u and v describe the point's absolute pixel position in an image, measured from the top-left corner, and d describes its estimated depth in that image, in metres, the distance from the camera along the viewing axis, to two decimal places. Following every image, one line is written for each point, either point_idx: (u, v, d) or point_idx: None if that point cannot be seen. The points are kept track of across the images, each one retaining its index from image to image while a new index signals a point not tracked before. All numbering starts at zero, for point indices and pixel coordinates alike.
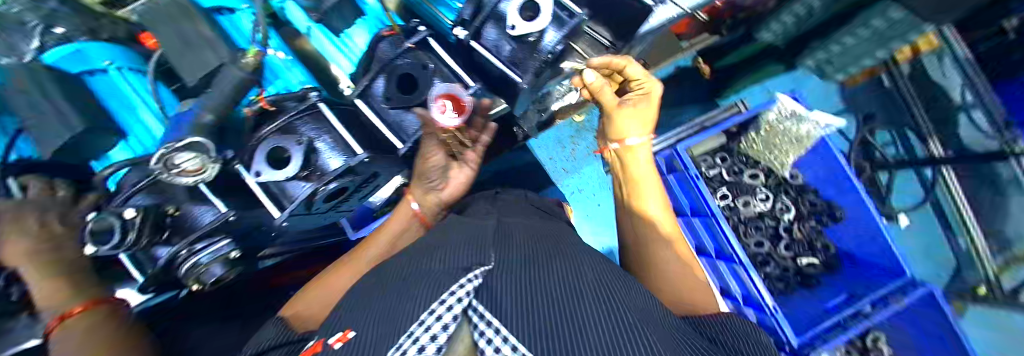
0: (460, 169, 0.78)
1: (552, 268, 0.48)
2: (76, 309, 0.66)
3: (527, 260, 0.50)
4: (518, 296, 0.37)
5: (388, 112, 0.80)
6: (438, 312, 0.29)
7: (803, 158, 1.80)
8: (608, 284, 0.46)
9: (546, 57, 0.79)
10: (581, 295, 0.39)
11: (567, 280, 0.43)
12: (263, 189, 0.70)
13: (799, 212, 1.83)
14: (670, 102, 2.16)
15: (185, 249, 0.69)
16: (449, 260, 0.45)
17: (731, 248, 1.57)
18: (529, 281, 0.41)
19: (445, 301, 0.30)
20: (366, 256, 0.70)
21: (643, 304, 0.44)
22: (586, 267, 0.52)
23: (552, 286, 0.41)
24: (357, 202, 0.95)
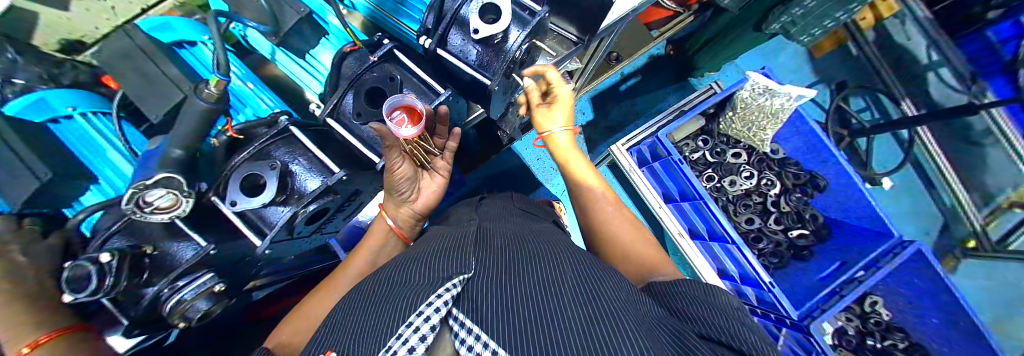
0: (431, 176, 0.89)
1: (530, 268, 0.48)
2: (42, 337, 0.66)
3: (505, 262, 0.51)
4: (501, 296, 0.37)
5: (359, 128, 0.80)
6: (418, 323, 0.28)
7: (780, 132, 1.84)
8: (588, 277, 0.47)
9: (512, 55, 0.77)
10: (557, 292, 0.39)
11: (540, 278, 0.44)
12: (240, 217, 0.70)
13: (784, 185, 1.86)
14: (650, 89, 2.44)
15: (167, 287, 0.68)
16: (425, 270, 0.45)
17: (721, 228, 1.59)
18: (508, 284, 0.41)
19: (430, 305, 0.29)
20: (347, 274, 0.72)
21: (625, 293, 0.45)
22: (566, 263, 0.52)
23: (522, 283, 0.42)
24: (342, 221, 0.95)
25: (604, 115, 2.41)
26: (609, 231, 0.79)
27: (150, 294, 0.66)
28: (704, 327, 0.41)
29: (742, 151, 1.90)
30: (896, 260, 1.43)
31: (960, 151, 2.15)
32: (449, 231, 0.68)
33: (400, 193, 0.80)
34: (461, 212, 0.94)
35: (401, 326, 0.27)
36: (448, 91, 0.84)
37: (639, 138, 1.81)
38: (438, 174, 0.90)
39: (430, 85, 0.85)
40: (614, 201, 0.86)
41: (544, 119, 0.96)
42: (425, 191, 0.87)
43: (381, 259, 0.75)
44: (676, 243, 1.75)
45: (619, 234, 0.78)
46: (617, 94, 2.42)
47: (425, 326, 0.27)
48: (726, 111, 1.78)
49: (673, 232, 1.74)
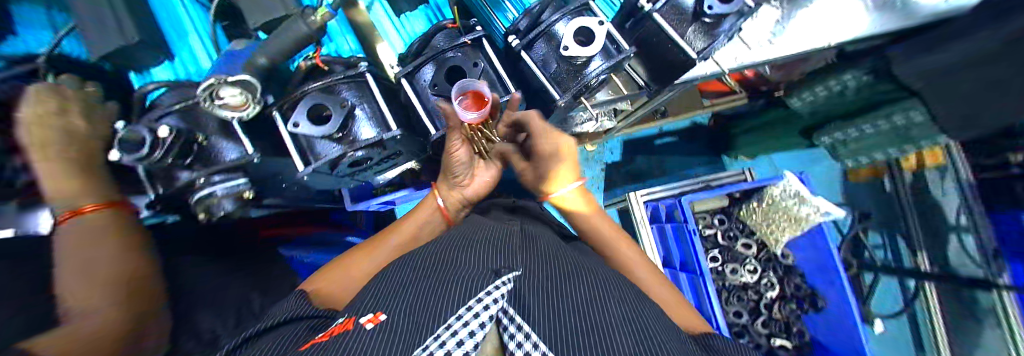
0: (486, 167, 1.02)
1: (577, 279, 0.52)
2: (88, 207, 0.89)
3: (549, 264, 0.56)
4: (546, 298, 0.40)
5: (427, 96, 0.82)
6: (476, 311, 0.30)
7: (797, 239, 1.81)
8: (632, 303, 0.49)
9: (590, 82, 0.81)
10: (608, 313, 0.42)
11: (590, 292, 0.48)
12: (293, 140, 0.73)
13: (783, 291, 1.87)
14: (684, 154, 2.50)
15: (203, 177, 0.70)
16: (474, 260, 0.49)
17: (710, 308, 1.58)
18: (553, 290, 0.44)
19: (483, 301, 0.32)
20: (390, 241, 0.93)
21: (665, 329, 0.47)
22: (610, 282, 0.56)
23: (572, 293, 0.45)
24: (371, 174, 0.96)
25: (633, 162, 2.45)
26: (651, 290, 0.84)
27: (189, 179, 0.69)
28: None
29: (753, 244, 1.90)
30: None
31: None
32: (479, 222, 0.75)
33: (454, 176, 0.95)
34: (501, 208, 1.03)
35: (461, 310, 0.30)
36: (518, 92, 0.84)
37: (660, 195, 1.84)
38: (490, 165, 1.04)
39: (503, 80, 0.86)
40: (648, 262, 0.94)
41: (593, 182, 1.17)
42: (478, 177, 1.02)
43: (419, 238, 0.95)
44: None
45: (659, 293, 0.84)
46: (652, 146, 2.47)
47: (480, 319, 0.29)
48: (751, 201, 1.83)
49: None
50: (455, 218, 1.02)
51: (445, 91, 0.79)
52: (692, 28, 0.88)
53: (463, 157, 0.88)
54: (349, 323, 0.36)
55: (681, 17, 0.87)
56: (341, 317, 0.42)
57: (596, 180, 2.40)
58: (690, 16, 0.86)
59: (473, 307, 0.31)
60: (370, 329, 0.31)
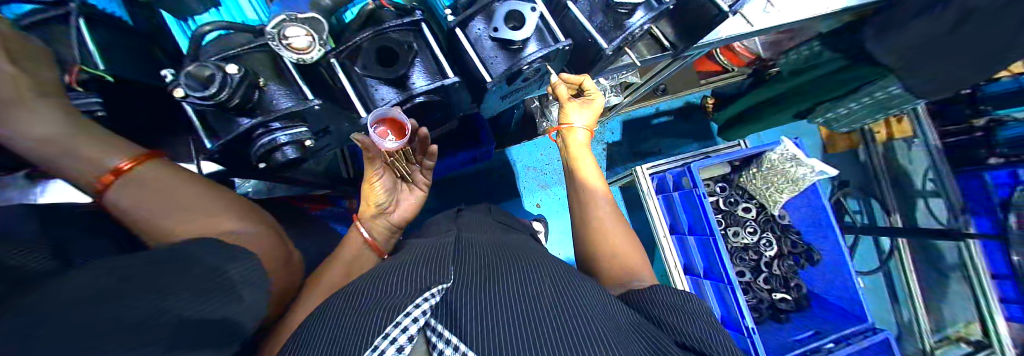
0: (412, 190, 1.09)
1: (508, 278, 0.59)
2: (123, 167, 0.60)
3: (483, 272, 0.60)
4: (473, 305, 0.50)
5: (485, 45, 0.79)
6: (396, 333, 0.41)
7: (792, 199, 1.96)
8: (561, 291, 0.57)
9: (632, 33, 0.83)
10: (537, 304, 0.52)
11: (520, 287, 0.56)
12: (354, 88, 0.73)
13: (780, 249, 1.99)
14: (680, 132, 2.60)
15: (260, 126, 0.68)
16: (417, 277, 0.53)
17: (721, 267, 1.67)
18: (484, 297, 0.52)
19: (403, 322, 0.42)
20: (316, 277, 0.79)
21: (584, 299, 0.57)
22: (545, 276, 0.62)
23: (503, 296, 0.53)
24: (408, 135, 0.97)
25: (634, 141, 2.53)
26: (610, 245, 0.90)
27: (249, 125, 0.65)
28: (683, 340, 0.59)
29: (752, 207, 2.04)
30: (866, 340, 1.54)
31: (933, 278, 2.27)
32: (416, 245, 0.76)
33: (380, 204, 0.97)
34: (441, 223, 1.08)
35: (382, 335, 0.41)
36: (569, 41, 0.78)
37: (665, 168, 1.91)
38: (417, 188, 1.10)
39: (551, 31, 0.79)
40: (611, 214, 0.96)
41: (571, 115, 1.11)
42: (404, 203, 1.05)
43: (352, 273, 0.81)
44: (670, 274, 1.82)
45: (618, 246, 0.89)
46: (650, 125, 2.56)
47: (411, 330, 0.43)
48: (750, 167, 1.94)
49: (670, 262, 1.82)
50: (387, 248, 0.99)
51: (497, 34, 0.76)
52: None
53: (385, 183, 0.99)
54: None
55: None
56: None
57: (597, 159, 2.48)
58: None
59: (415, 312, 0.44)
60: None
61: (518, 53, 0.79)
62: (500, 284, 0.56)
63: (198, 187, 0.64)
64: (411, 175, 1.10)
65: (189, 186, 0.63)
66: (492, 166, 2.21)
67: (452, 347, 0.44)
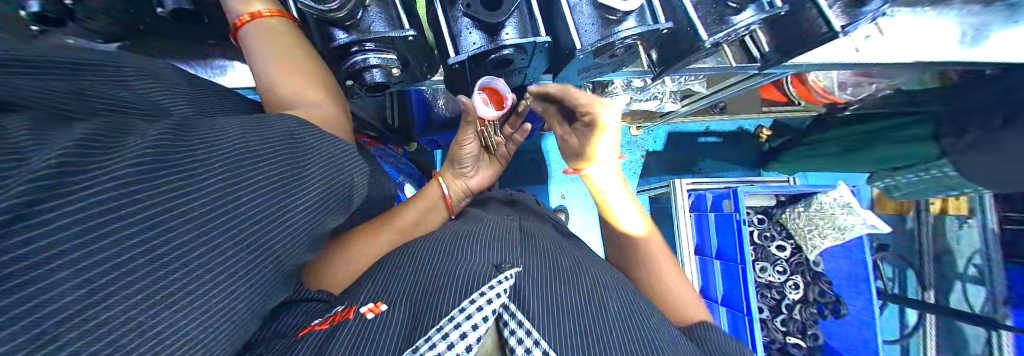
0: (492, 162, 1.15)
1: (568, 285, 0.62)
2: (264, 14, 0.66)
3: (545, 270, 0.65)
4: (542, 301, 0.55)
5: (582, 11, 0.77)
6: (478, 308, 0.48)
7: (830, 249, 1.89)
8: (620, 308, 0.61)
9: (734, 30, 0.78)
10: (596, 315, 0.57)
11: (574, 296, 0.60)
12: (447, 28, 0.74)
13: (804, 295, 1.92)
14: (723, 155, 2.49)
15: (355, 43, 0.69)
16: (478, 261, 0.61)
17: (743, 299, 1.63)
18: (549, 296, 0.57)
19: (485, 297, 0.49)
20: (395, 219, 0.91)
21: (636, 319, 0.59)
22: (604, 287, 0.65)
23: (567, 298, 0.58)
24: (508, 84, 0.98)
25: (673, 155, 2.45)
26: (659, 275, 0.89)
27: (347, 40, 0.67)
28: None
29: (787, 246, 1.95)
30: None
31: None
32: (480, 219, 0.86)
33: (461, 166, 1.04)
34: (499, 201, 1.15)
35: (468, 301, 0.49)
36: (670, 25, 0.75)
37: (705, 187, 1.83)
38: (496, 161, 1.16)
39: (653, 12, 0.77)
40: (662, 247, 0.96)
41: None
42: (482, 173, 1.11)
43: (426, 224, 0.94)
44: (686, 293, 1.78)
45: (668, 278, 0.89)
46: (694, 141, 2.46)
47: (486, 310, 0.47)
48: (798, 205, 1.84)
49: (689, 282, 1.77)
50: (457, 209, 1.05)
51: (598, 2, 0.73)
52: (838, 4, 0.88)
53: (472, 152, 1.02)
54: (352, 310, 0.55)
55: None
56: (342, 306, 0.59)
57: (633, 164, 2.42)
58: None
59: (483, 300, 0.49)
60: (373, 316, 0.52)
61: (614, 26, 0.75)
62: (569, 284, 0.62)
63: (306, 56, 0.69)
64: (494, 146, 1.15)
65: (303, 53, 0.68)
66: (527, 146, 2.19)
67: (522, 325, 0.48)
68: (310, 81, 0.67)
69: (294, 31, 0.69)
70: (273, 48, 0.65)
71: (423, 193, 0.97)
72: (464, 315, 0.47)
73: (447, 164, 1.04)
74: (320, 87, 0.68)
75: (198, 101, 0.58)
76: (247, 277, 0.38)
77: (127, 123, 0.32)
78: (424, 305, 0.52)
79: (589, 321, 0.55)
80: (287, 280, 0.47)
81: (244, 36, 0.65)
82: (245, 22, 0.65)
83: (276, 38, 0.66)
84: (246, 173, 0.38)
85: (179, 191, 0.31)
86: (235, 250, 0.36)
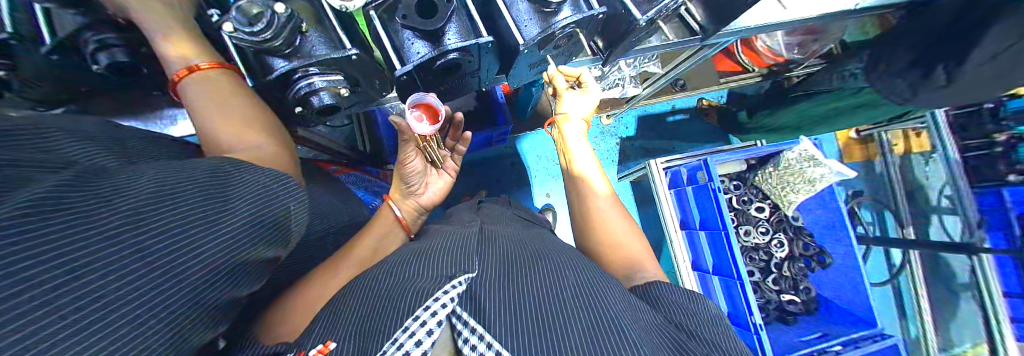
0: (440, 175, 1.10)
1: (532, 276, 0.62)
2: (203, 67, 0.65)
3: (507, 271, 0.62)
4: (500, 299, 0.54)
5: (519, 9, 0.80)
6: (424, 318, 0.46)
7: (805, 202, 1.97)
8: (587, 285, 0.62)
9: (665, 6, 0.82)
10: (563, 301, 0.56)
11: (541, 289, 0.59)
12: (392, 42, 0.75)
13: (791, 251, 1.97)
14: (693, 130, 2.58)
15: (298, 70, 0.69)
16: (440, 266, 0.58)
17: (732, 264, 1.67)
18: (510, 289, 0.57)
19: (430, 309, 0.47)
20: (352, 251, 0.85)
21: (600, 295, 0.59)
22: (567, 270, 0.66)
23: (529, 295, 0.57)
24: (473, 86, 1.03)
25: (646, 138, 2.52)
26: (609, 237, 0.94)
27: (288, 68, 0.67)
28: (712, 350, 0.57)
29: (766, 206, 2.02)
30: (875, 345, 1.54)
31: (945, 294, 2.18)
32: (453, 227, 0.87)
33: (409, 185, 1.00)
34: (465, 208, 1.15)
35: (412, 317, 0.46)
36: (604, 9, 0.79)
37: (679, 163, 1.88)
38: (444, 173, 1.12)
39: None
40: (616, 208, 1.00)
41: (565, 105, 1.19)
42: (432, 185, 1.08)
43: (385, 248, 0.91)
44: (679, 269, 1.79)
45: (620, 238, 0.94)
46: (663, 122, 2.54)
47: (433, 321, 0.46)
48: (767, 166, 1.92)
49: (679, 258, 1.79)
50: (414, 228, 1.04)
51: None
52: None
53: (418, 168, 0.98)
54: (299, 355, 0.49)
55: None
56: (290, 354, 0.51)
57: (609, 153, 2.47)
58: None
59: (434, 306, 0.47)
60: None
61: (551, 17, 0.79)
62: (527, 276, 0.62)
63: (249, 102, 0.68)
64: (440, 160, 1.12)
65: (246, 99, 0.67)
66: (503, 151, 2.21)
67: (475, 332, 0.48)
68: (256, 126, 0.65)
69: (237, 80, 0.69)
70: (215, 98, 0.64)
71: (375, 218, 0.95)
72: (415, 325, 0.45)
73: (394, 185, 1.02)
74: (265, 131, 0.66)
75: (126, 149, 0.55)
76: (153, 326, 0.33)
77: (27, 172, 0.31)
78: (376, 325, 0.49)
79: (551, 307, 0.55)
80: (206, 329, 0.42)
81: (184, 91, 0.64)
82: (183, 76, 0.64)
83: (218, 88, 0.65)
84: (152, 214, 0.35)
85: (72, 236, 0.28)
86: (136, 297, 0.32)
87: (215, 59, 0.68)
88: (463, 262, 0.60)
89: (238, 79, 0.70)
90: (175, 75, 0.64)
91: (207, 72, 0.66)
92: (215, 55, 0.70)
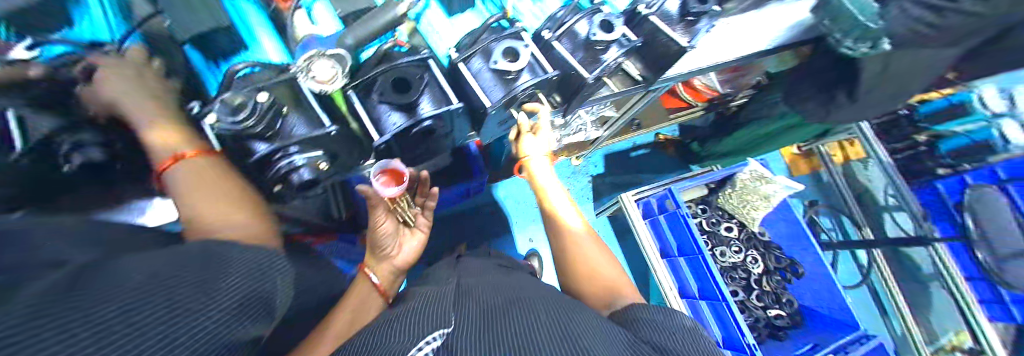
0: (414, 233, 1.12)
1: (512, 315, 0.62)
2: (189, 154, 0.69)
3: (487, 315, 0.62)
4: (476, 341, 0.52)
5: (485, 77, 0.91)
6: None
7: (768, 217, 2.13)
8: (565, 320, 0.62)
9: (607, 65, 0.97)
10: (539, 333, 0.55)
11: (520, 324, 0.58)
12: (369, 116, 0.81)
13: (766, 266, 2.06)
14: (657, 161, 2.79)
15: (278, 151, 0.73)
16: (416, 328, 0.55)
17: (715, 287, 1.73)
18: (487, 332, 0.55)
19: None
20: (328, 329, 0.81)
21: (578, 324, 0.61)
22: (541, 310, 0.66)
23: (508, 331, 0.55)
24: (450, 143, 1.08)
25: (616, 173, 2.68)
26: (590, 268, 0.97)
27: (269, 149, 0.70)
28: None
29: (734, 226, 2.16)
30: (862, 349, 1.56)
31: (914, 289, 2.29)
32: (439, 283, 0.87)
33: (381, 249, 1.00)
34: (444, 264, 1.15)
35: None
36: (556, 71, 0.91)
37: (647, 193, 2.00)
38: (418, 231, 1.13)
39: (540, 65, 0.92)
40: (593, 239, 1.05)
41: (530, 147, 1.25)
42: (407, 245, 1.07)
43: (362, 316, 0.86)
44: (667, 298, 1.80)
45: (600, 269, 0.96)
46: (628, 157, 2.74)
47: None
48: (725, 188, 2.10)
49: (666, 287, 1.80)
50: (391, 292, 1.00)
51: (492, 65, 0.89)
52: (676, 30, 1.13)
53: (388, 229, 0.99)
54: None
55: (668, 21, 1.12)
56: None
57: (584, 190, 2.58)
58: (676, 18, 1.14)
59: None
60: None
61: (512, 82, 0.90)
62: (509, 316, 0.61)
63: (231, 183, 0.71)
64: (412, 219, 1.14)
65: (228, 181, 0.71)
66: (483, 200, 2.25)
67: None
68: (239, 204, 0.68)
69: (220, 164, 0.73)
70: (199, 184, 0.67)
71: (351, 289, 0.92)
72: None
73: (369, 253, 1.01)
74: (247, 209, 0.69)
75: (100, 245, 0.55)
76: None
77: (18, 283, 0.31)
78: None
79: (535, 336, 0.53)
80: None
81: (168, 178, 0.66)
82: (167, 166, 0.66)
83: (203, 175, 0.69)
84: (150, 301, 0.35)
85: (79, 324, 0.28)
86: None
87: (198, 146, 0.72)
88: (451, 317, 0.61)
89: (220, 162, 0.73)
90: (160, 164, 0.66)
91: (192, 159, 0.69)
92: (198, 142, 0.73)
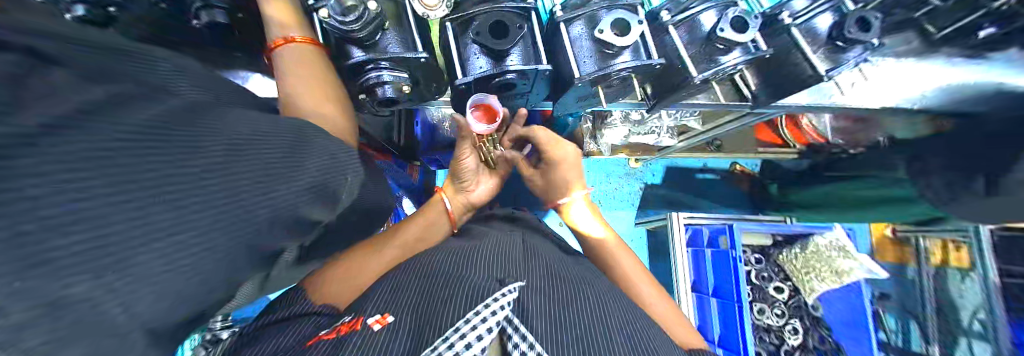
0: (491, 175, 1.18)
1: (581, 301, 0.65)
2: (298, 39, 0.71)
3: (554, 286, 0.68)
4: (547, 312, 0.59)
5: (581, 45, 0.84)
6: (481, 324, 0.49)
7: (830, 293, 1.84)
8: (619, 312, 0.68)
9: (722, 69, 0.85)
10: (600, 327, 0.61)
11: (586, 309, 0.64)
12: (459, 54, 0.81)
13: (806, 342, 1.85)
14: (720, 191, 2.52)
15: (370, 62, 0.75)
16: (477, 276, 0.64)
17: (740, 338, 1.64)
18: (557, 307, 0.62)
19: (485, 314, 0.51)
20: (404, 238, 1.00)
21: (628, 321, 0.67)
22: (604, 296, 0.71)
23: (572, 313, 0.62)
24: (521, 104, 1.04)
25: (671, 189, 2.48)
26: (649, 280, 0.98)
27: (363, 58, 0.73)
28: None
29: (785, 288, 1.92)
30: None
31: None
32: (488, 236, 0.87)
33: (461, 181, 1.11)
34: (501, 218, 1.17)
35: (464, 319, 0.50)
36: (661, 61, 0.82)
37: (703, 221, 1.82)
38: (495, 174, 1.19)
39: (647, 48, 0.84)
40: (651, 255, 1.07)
41: None
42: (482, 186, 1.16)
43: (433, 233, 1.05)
44: None
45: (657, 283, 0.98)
46: (691, 177, 2.51)
47: (490, 322, 0.50)
48: (794, 246, 1.90)
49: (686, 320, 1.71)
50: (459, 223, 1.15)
51: (594, 32, 0.79)
52: (819, 50, 0.93)
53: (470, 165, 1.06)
54: (359, 321, 0.58)
55: (813, 38, 0.92)
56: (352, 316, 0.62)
57: (630, 195, 2.44)
58: (823, 38, 0.92)
59: (485, 311, 0.52)
60: (379, 328, 0.55)
61: (610, 58, 0.82)
62: (570, 300, 0.65)
63: (326, 74, 0.72)
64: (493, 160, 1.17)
65: (325, 72, 0.72)
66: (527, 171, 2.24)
67: (525, 338, 0.52)
68: (330, 97, 0.70)
69: (321, 55, 0.74)
70: (301, 67, 0.69)
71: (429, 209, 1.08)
72: (468, 325, 0.49)
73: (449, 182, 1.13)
74: (336, 104, 0.71)
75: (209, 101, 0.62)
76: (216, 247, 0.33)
77: None
78: (428, 315, 0.56)
79: (590, 330, 0.59)
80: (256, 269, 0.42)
81: (278, 56, 0.70)
82: (279, 45, 0.70)
83: (305, 59, 0.71)
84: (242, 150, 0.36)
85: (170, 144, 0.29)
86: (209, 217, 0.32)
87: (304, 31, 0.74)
88: (488, 275, 0.64)
89: (320, 53, 0.75)
90: (274, 42, 0.70)
91: (299, 44, 0.71)
92: (305, 27, 0.75)
